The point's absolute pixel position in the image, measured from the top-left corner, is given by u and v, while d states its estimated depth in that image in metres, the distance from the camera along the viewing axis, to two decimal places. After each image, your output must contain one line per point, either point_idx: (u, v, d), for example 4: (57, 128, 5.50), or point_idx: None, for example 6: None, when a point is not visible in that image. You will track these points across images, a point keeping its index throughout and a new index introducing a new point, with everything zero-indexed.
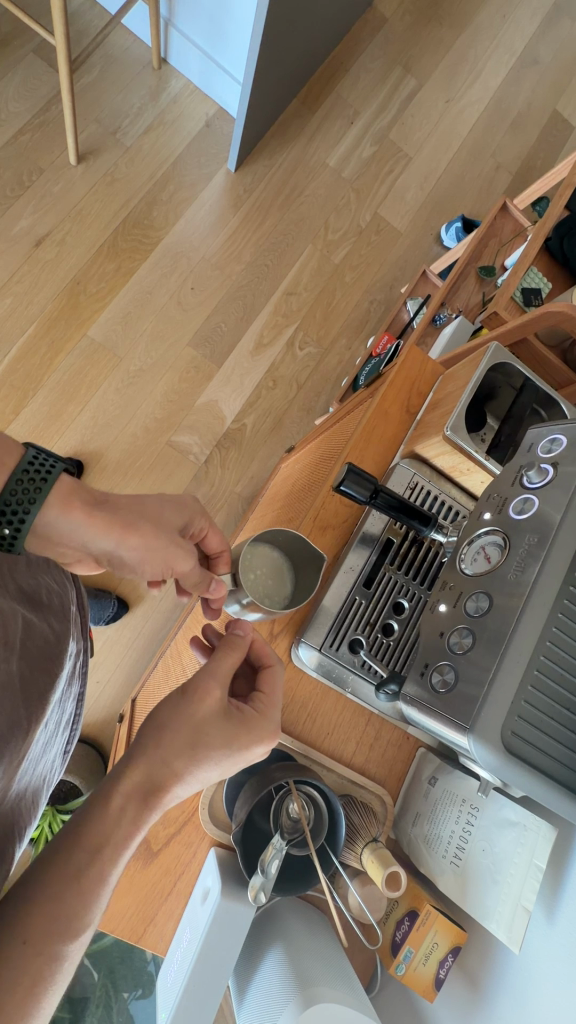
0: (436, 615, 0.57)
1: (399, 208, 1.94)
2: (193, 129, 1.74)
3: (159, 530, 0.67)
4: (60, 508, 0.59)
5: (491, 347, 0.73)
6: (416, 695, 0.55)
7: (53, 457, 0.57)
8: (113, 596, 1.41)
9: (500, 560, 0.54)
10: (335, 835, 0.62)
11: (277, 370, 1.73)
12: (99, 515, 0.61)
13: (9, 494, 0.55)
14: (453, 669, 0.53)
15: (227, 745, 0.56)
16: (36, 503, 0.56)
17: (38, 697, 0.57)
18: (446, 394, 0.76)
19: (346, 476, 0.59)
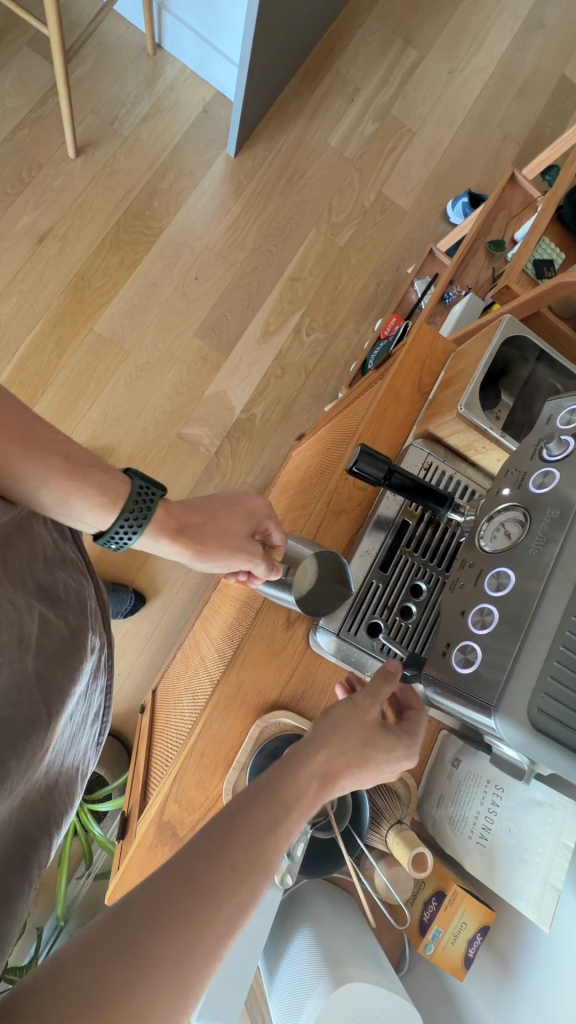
0: (456, 593, 0.56)
1: (404, 187, 1.89)
2: (191, 115, 1.72)
3: (223, 539, 0.71)
4: (152, 532, 0.67)
5: (504, 320, 0.71)
6: (438, 676, 0.54)
7: (155, 487, 0.65)
8: (130, 589, 1.42)
9: (520, 536, 0.53)
10: (359, 818, 0.62)
11: (285, 358, 1.72)
12: (179, 537, 0.69)
13: (121, 520, 0.64)
14: (476, 647, 0.51)
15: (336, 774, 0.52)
16: (141, 528, 0.65)
17: (60, 688, 0.54)
18: (459, 372, 0.75)
19: (359, 457, 0.58)
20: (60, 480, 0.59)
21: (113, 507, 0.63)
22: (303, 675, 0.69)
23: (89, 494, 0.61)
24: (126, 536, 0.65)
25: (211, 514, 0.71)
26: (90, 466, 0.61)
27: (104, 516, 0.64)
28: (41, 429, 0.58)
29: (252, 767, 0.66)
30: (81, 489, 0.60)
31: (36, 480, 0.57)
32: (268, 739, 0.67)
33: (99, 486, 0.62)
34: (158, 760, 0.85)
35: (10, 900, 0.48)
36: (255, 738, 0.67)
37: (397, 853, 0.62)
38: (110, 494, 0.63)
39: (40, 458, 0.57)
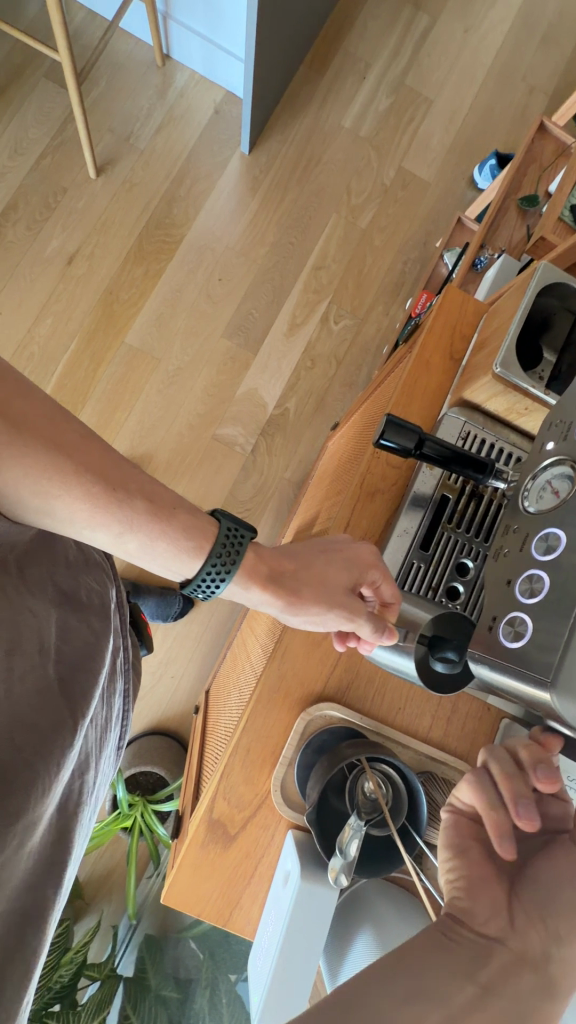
0: (501, 562, 0.51)
1: (425, 157, 1.82)
2: (203, 119, 1.73)
3: (320, 591, 0.61)
4: (244, 581, 0.59)
5: (539, 267, 0.64)
6: (485, 654, 0.49)
7: (243, 526, 0.59)
8: (177, 593, 1.44)
9: (571, 493, 0.47)
10: (417, 815, 0.59)
11: (314, 348, 1.69)
12: (271, 586, 0.60)
13: (210, 565, 0.57)
14: (526, 619, 0.46)
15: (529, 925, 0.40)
16: (230, 574, 0.58)
17: (86, 692, 0.54)
18: (492, 330, 0.69)
19: (386, 428, 0.54)
20: (141, 523, 0.53)
21: (201, 552, 0.57)
22: (346, 665, 0.66)
23: (173, 538, 0.55)
24: (214, 585, 0.58)
25: (304, 561, 0.62)
26: (176, 509, 0.55)
27: (192, 563, 0.57)
28: (126, 470, 0.52)
29: (300, 761, 0.63)
30: (165, 534, 0.55)
31: (119, 524, 0.52)
32: (314, 732, 0.64)
33: (183, 530, 0.56)
34: (210, 759, 0.84)
35: (41, 911, 0.48)
36: (300, 736, 0.64)
37: None
38: (198, 539, 0.57)
39: (123, 503, 0.51)
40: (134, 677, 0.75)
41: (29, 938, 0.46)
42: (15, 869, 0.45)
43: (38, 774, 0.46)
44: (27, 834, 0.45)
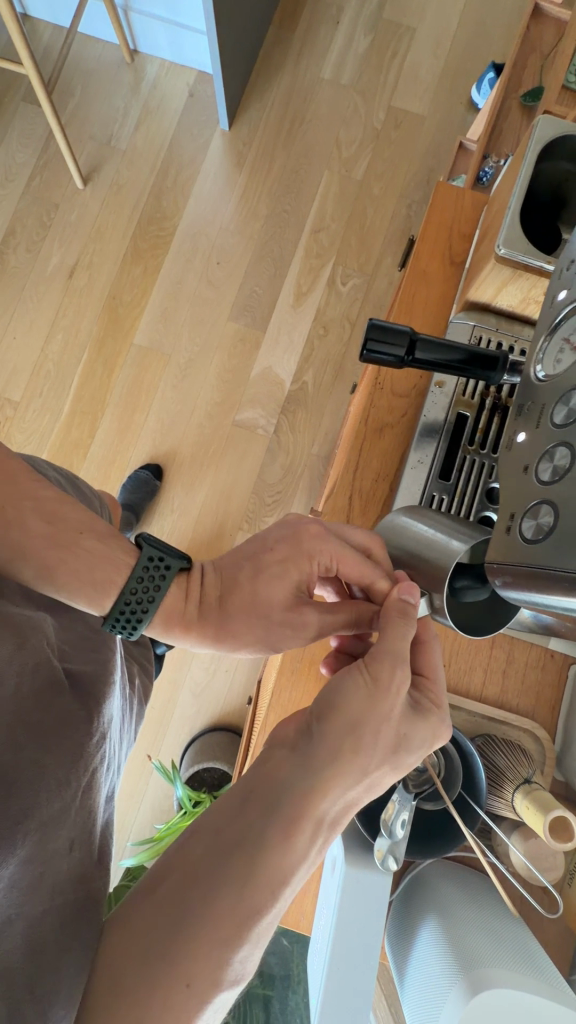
0: (514, 449, 0.36)
1: (415, 90, 1.68)
2: (179, 105, 1.70)
3: (258, 617, 0.54)
4: (162, 623, 0.53)
5: (539, 121, 0.52)
6: (502, 569, 0.33)
7: (169, 553, 0.52)
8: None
9: None
10: (476, 783, 0.50)
11: (325, 314, 1.61)
12: (196, 624, 0.54)
13: (129, 593, 0.50)
14: (553, 502, 0.31)
15: (374, 774, 0.42)
16: (155, 601, 0.51)
17: (98, 682, 0.50)
18: (493, 215, 0.59)
19: (368, 331, 0.46)
20: (39, 551, 0.48)
21: (114, 588, 0.50)
22: None
23: (74, 571, 0.49)
24: (133, 623, 0.51)
25: (230, 581, 0.55)
26: (81, 533, 0.50)
27: (104, 601, 0.50)
28: (23, 488, 0.49)
29: None
30: (63, 565, 0.49)
31: (11, 550, 0.48)
32: None
33: (87, 563, 0.49)
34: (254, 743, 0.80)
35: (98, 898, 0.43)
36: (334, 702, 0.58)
37: (529, 819, 0.48)
38: (109, 573, 0.50)
39: (13, 523, 0.48)
40: (141, 675, 0.71)
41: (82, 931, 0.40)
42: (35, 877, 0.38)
43: (47, 771, 0.40)
44: (48, 835, 0.40)
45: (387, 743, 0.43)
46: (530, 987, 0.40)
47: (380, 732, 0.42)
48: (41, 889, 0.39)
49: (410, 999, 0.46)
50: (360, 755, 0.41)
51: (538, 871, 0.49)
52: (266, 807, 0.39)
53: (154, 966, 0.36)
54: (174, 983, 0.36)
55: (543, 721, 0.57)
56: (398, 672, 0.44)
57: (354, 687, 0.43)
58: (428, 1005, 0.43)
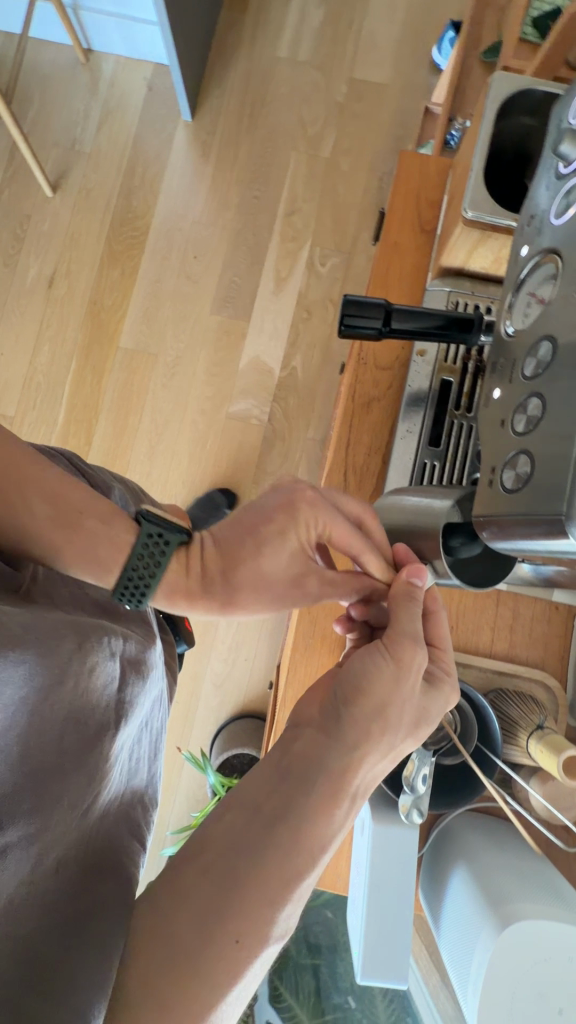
0: (490, 405, 0.35)
1: (375, 58, 1.66)
2: (139, 100, 1.68)
3: (259, 577, 0.54)
4: (166, 595, 0.52)
5: (494, 80, 0.52)
6: (489, 521, 0.33)
7: (168, 528, 0.51)
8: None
9: (556, 285, 0.31)
10: (491, 735, 0.52)
11: (307, 297, 1.61)
12: (199, 591, 0.53)
13: (131, 568, 0.50)
14: (527, 455, 0.31)
15: (399, 749, 0.43)
16: (156, 578, 0.51)
17: (133, 689, 0.48)
18: (458, 179, 0.59)
19: (343, 307, 0.47)
20: (47, 530, 0.49)
21: (118, 562, 0.50)
22: None
23: (80, 548, 0.49)
24: (139, 593, 0.51)
25: (230, 547, 0.54)
26: (83, 513, 0.49)
27: (109, 577, 0.50)
28: (29, 472, 0.49)
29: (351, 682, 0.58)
30: (69, 547, 0.49)
31: (18, 532, 0.48)
32: None
33: (91, 541, 0.49)
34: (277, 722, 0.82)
35: (119, 887, 0.39)
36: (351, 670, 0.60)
37: (543, 762, 0.50)
38: (112, 548, 0.50)
39: (19, 498, 0.48)
40: (168, 673, 0.74)
41: (101, 918, 0.36)
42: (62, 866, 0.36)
43: (70, 777, 0.38)
44: (69, 840, 0.37)
45: (411, 718, 0.44)
46: (556, 916, 0.43)
47: (405, 710, 0.43)
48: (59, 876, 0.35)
49: (446, 941, 0.48)
50: (387, 730, 0.42)
51: (557, 810, 0.52)
52: (302, 785, 0.40)
53: (211, 920, 0.36)
54: (225, 940, 0.36)
55: (553, 670, 0.59)
56: (417, 653, 0.45)
57: (381, 665, 0.44)
58: (462, 943, 0.46)
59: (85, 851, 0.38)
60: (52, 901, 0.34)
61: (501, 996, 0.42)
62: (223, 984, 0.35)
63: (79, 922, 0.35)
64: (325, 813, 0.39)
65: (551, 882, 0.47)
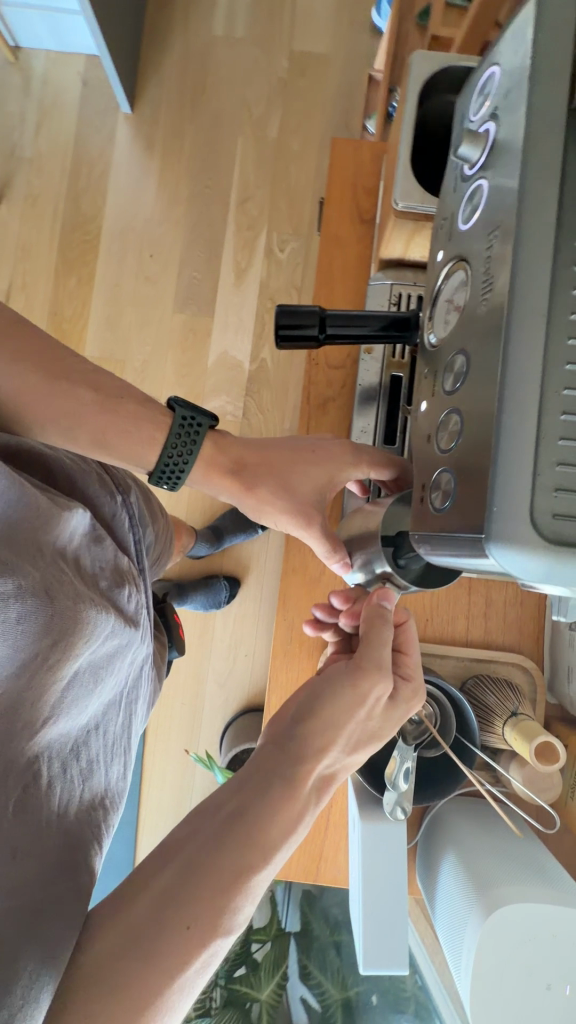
0: (419, 420, 0.35)
1: (314, 28, 1.60)
2: (75, 97, 1.62)
3: (285, 489, 0.54)
4: (203, 474, 0.56)
5: (413, 61, 0.51)
6: (421, 533, 0.33)
7: (201, 413, 0.54)
8: (221, 579, 1.39)
9: (468, 291, 0.30)
10: (468, 724, 0.53)
11: (269, 285, 1.58)
12: (234, 479, 0.55)
13: (169, 448, 0.54)
14: (449, 472, 0.30)
15: (346, 763, 0.44)
16: (192, 458, 0.55)
17: (73, 690, 0.43)
18: (390, 165, 0.57)
19: (277, 313, 0.46)
20: (90, 417, 0.52)
21: (158, 443, 0.54)
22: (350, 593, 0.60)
23: (122, 432, 0.52)
24: (176, 476, 0.55)
25: (265, 448, 0.56)
26: (122, 399, 0.52)
27: (148, 457, 0.54)
28: (68, 365, 0.51)
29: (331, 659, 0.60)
30: (112, 427, 0.52)
31: (65, 419, 0.51)
32: None
33: (131, 425, 0.53)
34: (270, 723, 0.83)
35: (62, 906, 0.37)
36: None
37: (518, 748, 0.52)
38: (152, 429, 0.53)
39: (67, 391, 0.50)
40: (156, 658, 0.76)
41: (43, 938, 0.35)
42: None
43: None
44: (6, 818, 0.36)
45: (360, 738, 0.44)
46: (539, 898, 0.44)
47: (354, 732, 0.44)
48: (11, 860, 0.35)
49: (440, 928, 0.50)
50: (334, 750, 0.42)
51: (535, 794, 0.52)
52: (262, 787, 0.41)
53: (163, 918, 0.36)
54: (174, 931, 0.36)
55: (530, 651, 0.59)
56: (377, 681, 0.45)
57: (336, 694, 0.44)
58: (453, 928, 0.47)
59: (24, 880, 0.36)
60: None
61: (491, 976, 0.43)
62: (171, 975, 0.35)
63: (21, 940, 0.34)
64: (277, 815, 0.40)
65: (536, 863, 0.48)
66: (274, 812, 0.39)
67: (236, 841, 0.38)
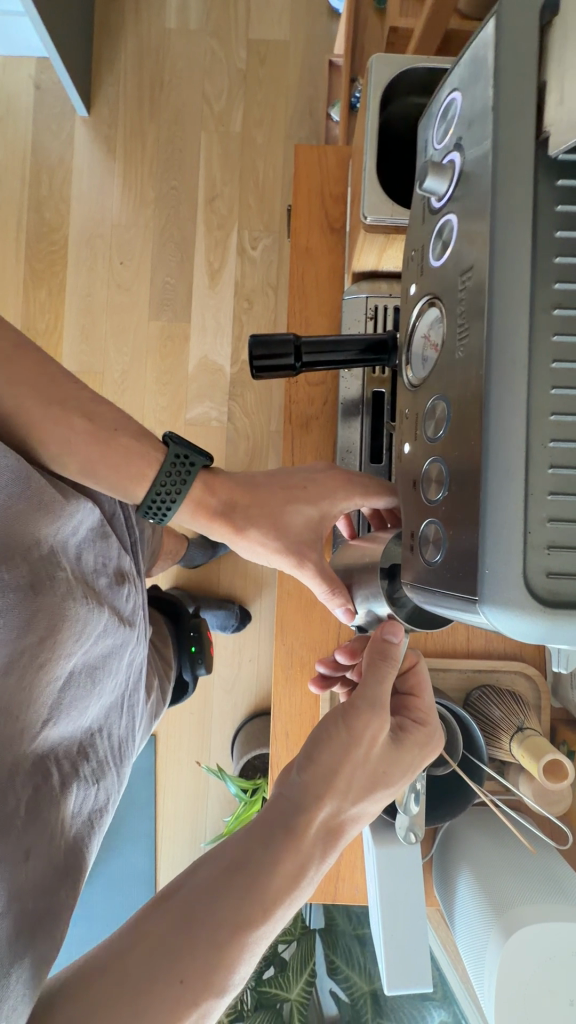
0: (405, 461, 0.34)
1: (271, 13, 1.55)
2: (29, 102, 1.57)
3: (278, 525, 0.53)
4: (191, 514, 0.55)
5: (372, 65, 0.49)
6: (413, 580, 0.32)
7: (195, 450, 0.53)
8: (234, 606, 1.37)
9: (444, 333, 0.29)
10: (475, 744, 0.53)
11: (245, 285, 1.55)
12: (222, 519, 0.54)
13: (159, 485, 0.52)
14: (438, 523, 0.29)
15: (352, 815, 0.43)
16: (181, 495, 0.53)
17: (73, 692, 0.49)
18: (356, 173, 0.55)
19: (251, 346, 0.45)
20: (80, 447, 0.50)
21: (148, 479, 0.53)
22: None
23: (115, 465, 0.51)
24: (162, 511, 0.54)
25: (254, 485, 0.55)
26: (117, 431, 0.51)
27: (137, 491, 0.53)
28: (69, 390, 0.50)
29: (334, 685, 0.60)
30: (104, 457, 0.51)
31: (55, 445, 0.50)
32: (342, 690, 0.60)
33: (124, 457, 0.51)
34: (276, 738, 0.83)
35: (54, 919, 0.41)
36: (337, 695, 0.62)
37: (525, 764, 0.52)
38: (142, 465, 0.52)
39: (59, 415, 0.49)
40: (158, 675, 0.78)
41: (36, 947, 0.38)
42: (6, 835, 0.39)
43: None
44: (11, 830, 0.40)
45: (364, 782, 0.44)
46: (558, 916, 0.44)
47: (356, 776, 0.43)
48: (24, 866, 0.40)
49: (460, 945, 0.50)
50: (334, 797, 0.42)
51: (545, 808, 0.53)
52: (266, 836, 0.41)
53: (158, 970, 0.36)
54: (169, 982, 0.36)
55: (532, 658, 0.59)
56: (373, 721, 0.44)
57: (333, 735, 0.44)
58: (473, 948, 0.47)
59: (31, 879, 0.40)
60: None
61: (513, 998, 0.43)
62: None
63: (16, 949, 0.37)
64: (277, 866, 0.39)
65: (553, 879, 0.48)
66: (275, 863, 0.39)
67: (238, 892, 0.38)
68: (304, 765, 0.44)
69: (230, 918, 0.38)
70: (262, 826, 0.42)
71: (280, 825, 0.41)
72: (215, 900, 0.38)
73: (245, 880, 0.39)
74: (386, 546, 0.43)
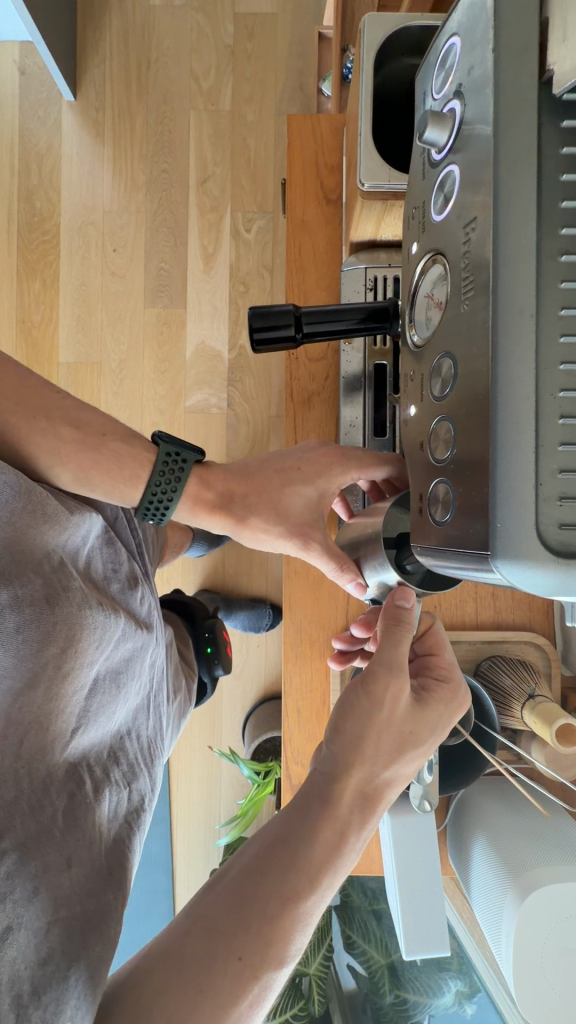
0: (410, 425, 0.34)
1: None
2: (14, 87, 1.54)
3: (278, 510, 0.53)
4: (190, 511, 0.55)
5: (365, 25, 0.47)
6: (424, 542, 0.32)
7: (185, 448, 0.53)
8: (265, 606, 1.38)
9: (447, 292, 0.29)
10: (487, 712, 0.53)
11: (240, 268, 1.53)
12: (219, 505, 0.54)
13: (154, 487, 0.52)
14: (447, 483, 0.29)
15: (385, 780, 0.43)
16: (177, 495, 0.53)
17: (98, 697, 0.50)
18: (352, 141, 0.54)
19: (251, 319, 0.44)
20: (72, 456, 0.50)
21: (142, 481, 0.52)
22: None
23: (106, 468, 0.51)
24: (162, 511, 0.54)
25: (257, 469, 0.55)
26: (104, 435, 0.51)
27: (131, 495, 0.53)
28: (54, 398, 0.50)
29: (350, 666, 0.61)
30: (94, 467, 0.51)
31: (46, 457, 0.50)
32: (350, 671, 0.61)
33: (115, 459, 0.51)
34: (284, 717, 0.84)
35: (105, 921, 0.41)
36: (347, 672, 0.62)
37: (538, 730, 0.53)
38: (134, 467, 0.52)
39: (46, 428, 0.49)
40: (185, 675, 0.81)
41: (90, 951, 0.39)
42: (47, 842, 0.40)
43: (31, 762, 0.41)
44: (49, 839, 0.40)
45: (391, 746, 0.44)
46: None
47: (383, 738, 0.43)
48: (68, 872, 0.41)
49: (476, 909, 0.51)
50: (363, 762, 0.43)
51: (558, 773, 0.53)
52: (303, 810, 0.42)
53: (218, 946, 0.37)
54: (227, 957, 0.37)
55: (541, 627, 0.59)
56: (392, 682, 0.44)
57: (344, 713, 0.44)
58: (491, 910, 0.48)
59: (75, 884, 0.41)
60: (44, 948, 0.36)
61: (531, 957, 0.44)
62: (223, 1002, 0.36)
63: (70, 953, 0.37)
64: (314, 838, 0.41)
65: (568, 841, 0.49)
66: (313, 836, 0.41)
67: (281, 869, 0.40)
68: (334, 735, 0.44)
69: (280, 890, 0.39)
70: (301, 795, 0.43)
71: (314, 802, 0.42)
72: (265, 875, 0.40)
73: (291, 859, 0.40)
74: (387, 515, 0.43)
